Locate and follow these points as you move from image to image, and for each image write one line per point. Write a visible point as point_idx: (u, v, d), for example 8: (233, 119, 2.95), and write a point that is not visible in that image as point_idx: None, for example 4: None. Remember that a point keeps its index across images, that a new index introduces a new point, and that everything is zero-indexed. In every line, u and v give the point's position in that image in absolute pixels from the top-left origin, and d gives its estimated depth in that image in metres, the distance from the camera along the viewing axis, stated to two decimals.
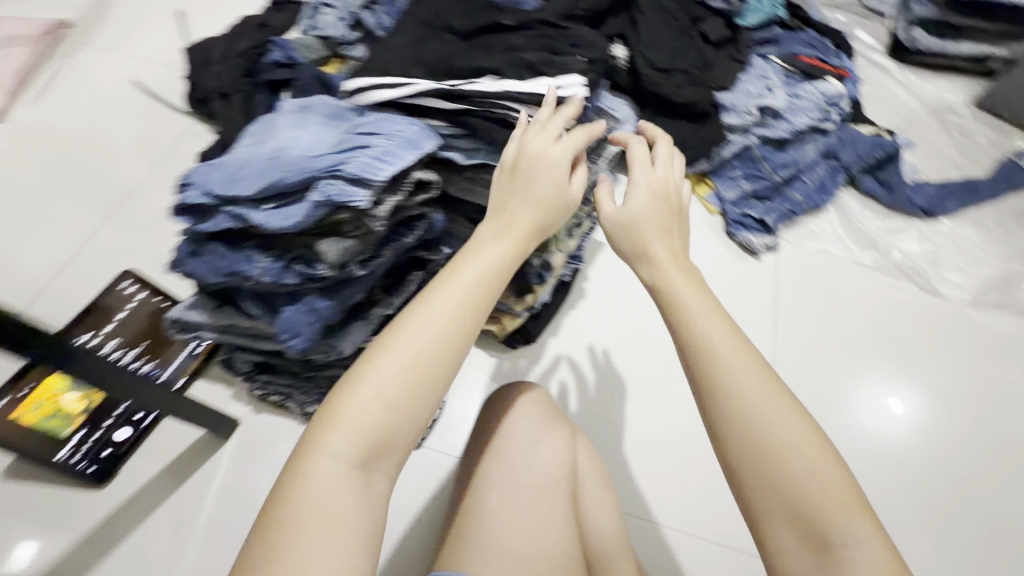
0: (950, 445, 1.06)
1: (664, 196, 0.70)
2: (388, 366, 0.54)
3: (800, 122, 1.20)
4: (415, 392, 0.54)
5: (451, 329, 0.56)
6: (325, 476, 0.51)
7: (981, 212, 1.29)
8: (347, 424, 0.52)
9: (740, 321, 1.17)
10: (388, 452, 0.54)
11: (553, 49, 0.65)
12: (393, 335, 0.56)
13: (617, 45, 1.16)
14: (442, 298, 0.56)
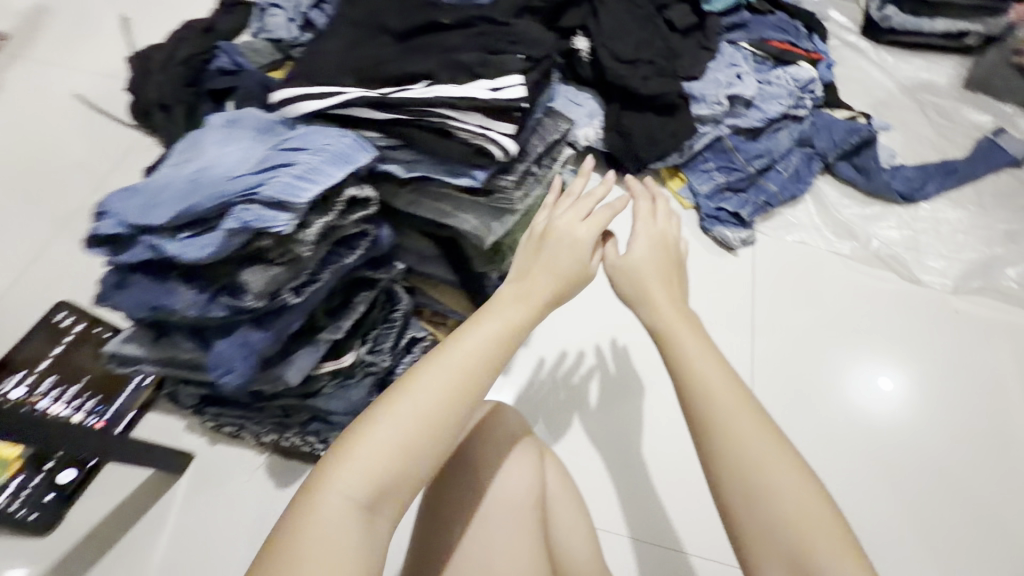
0: (939, 439, 1.03)
1: (664, 246, 0.72)
2: (403, 402, 0.54)
3: (771, 111, 1.16)
4: (431, 438, 0.54)
5: (466, 375, 0.57)
6: (333, 515, 0.49)
7: (960, 195, 1.26)
8: (357, 463, 0.51)
9: (718, 320, 1.13)
10: (396, 495, 0.53)
11: (491, 49, 0.60)
12: (410, 378, 0.56)
13: (579, 37, 1.12)
14: (461, 347, 0.58)
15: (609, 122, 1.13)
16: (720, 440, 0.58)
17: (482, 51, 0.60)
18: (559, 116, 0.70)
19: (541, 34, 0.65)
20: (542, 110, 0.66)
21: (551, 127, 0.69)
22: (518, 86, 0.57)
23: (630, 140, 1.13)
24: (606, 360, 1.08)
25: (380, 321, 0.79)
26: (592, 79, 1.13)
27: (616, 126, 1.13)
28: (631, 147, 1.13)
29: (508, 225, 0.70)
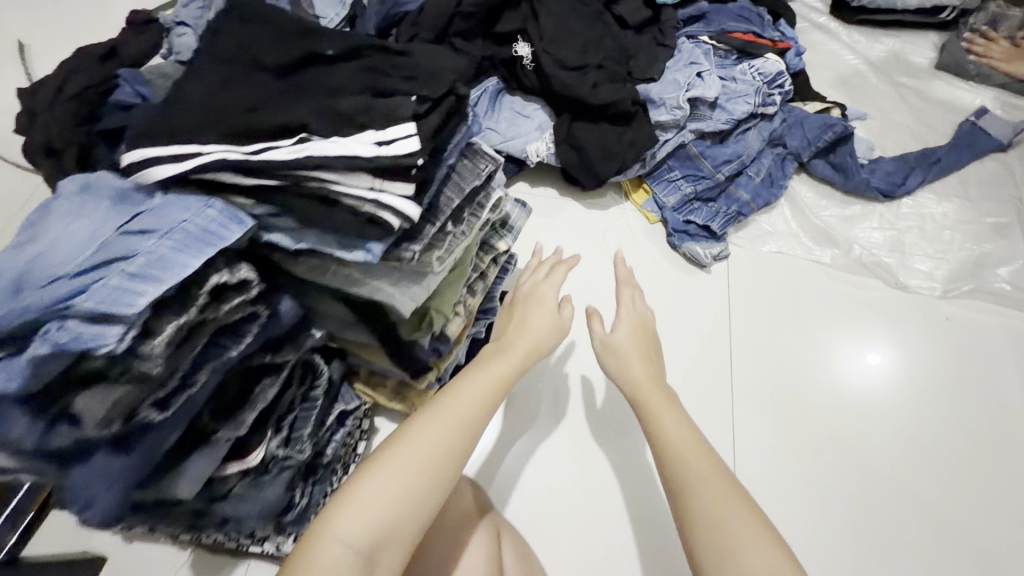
0: (940, 464, 0.94)
1: (642, 327, 0.80)
2: (407, 449, 0.56)
3: (737, 112, 1.06)
4: (433, 492, 0.55)
5: (467, 422, 0.59)
6: (334, 564, 0.49)
7: (945, 186, 1.18)
8: (361, 512, 0.52)
9: (694, 344, 1.03)
10: (396, 551, 0.52)
11: (380, 88, 0.49)
12: (414, 429, 0.57)
13: (520, 43, 1.01)
14: (463, 396, 0.61)
15: (559, 135, 1.03)
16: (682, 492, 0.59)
17: (369, 91, 0.49)
18: (481, 156, 0.58)
19: (446, 61, 0.54)
20: (456, 154, 0.54)
21: (472, 171, 0.57)
22: (412, 138, 0.45)
23: (584, 154, 1.02)
24: (575, 398, 0.94)
25: (299, 401, 0.68)
26: (539, 88, 1.02)
27: (567, 139, 1.03)
28: (586, 162, 1.02)
29: (430, 289, 0.59)
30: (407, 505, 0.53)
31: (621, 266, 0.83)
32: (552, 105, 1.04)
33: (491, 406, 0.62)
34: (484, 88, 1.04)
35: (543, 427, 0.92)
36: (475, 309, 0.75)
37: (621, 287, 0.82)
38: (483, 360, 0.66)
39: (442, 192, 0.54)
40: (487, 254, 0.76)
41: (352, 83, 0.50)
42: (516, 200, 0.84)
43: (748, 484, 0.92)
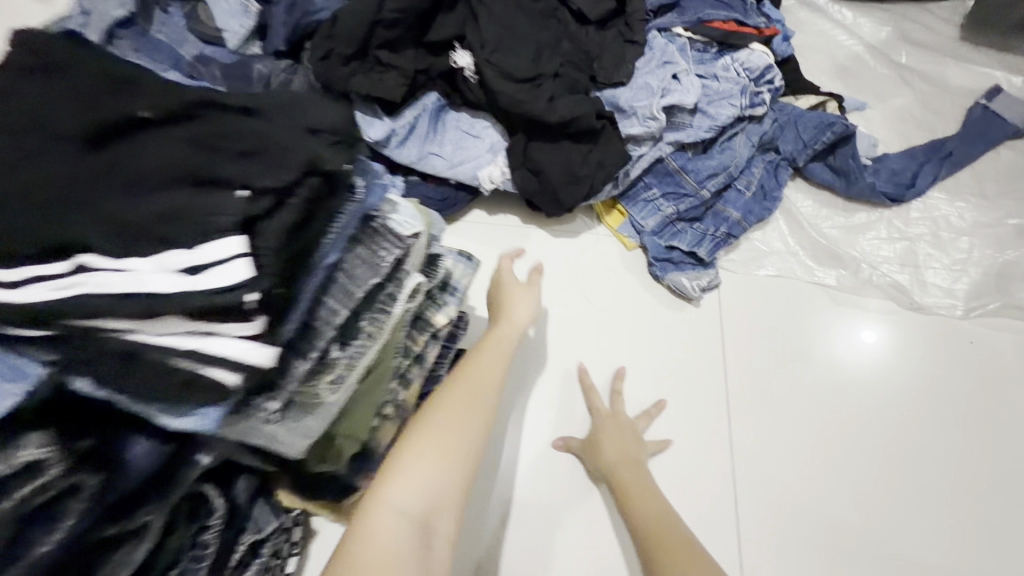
0: (982, 522, 0.79)
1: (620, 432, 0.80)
2: (444, 414, 0.55)
3: (721, 116, 0.91)
4: (475, 454, 0.55)
5: (491, 382, 0.60)
6: (392, 535, 0.48)
7: (959, 183, 1.03)
8: (412, 480, 0.51)
9: (688, 393, 0.87)
10: (449, 515, 0.52)
11: (200, 173, 0.33)
12: (446, 401, 0.57)
13: (459, 51, 0.84)
14: (482, 361, 0.61)
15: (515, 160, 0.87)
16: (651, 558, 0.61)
17: (183, 179, 0.33)
18: (379, 241, 0.43)
19: (313, 119, 0.38)
20: (336, 252, 0.39)
21: (366, 267, 0.41)
22: (241, 260, 0.30)
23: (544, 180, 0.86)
24: (548, 473, 0.80)
25: (186, 549, 0.52)
26: (486, 103, 0.86)
27: (527, 161, 0.87)
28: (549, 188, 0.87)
29: (325, 423, 0.44)
30: (453, 465, 0.53)
31: (587, 376, 0.85)
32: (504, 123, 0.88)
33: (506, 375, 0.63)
34: (423, 105, 0.87)
35: (520, 497, 0.79)
36: (410, 404, 0.61)
37: (591, 396, 0.83)
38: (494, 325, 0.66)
39: (320, 306, 0.38)
40: (421, 335, 0.60)
41: (158, 168, 0.33)
42: (460, 253, 0.69)
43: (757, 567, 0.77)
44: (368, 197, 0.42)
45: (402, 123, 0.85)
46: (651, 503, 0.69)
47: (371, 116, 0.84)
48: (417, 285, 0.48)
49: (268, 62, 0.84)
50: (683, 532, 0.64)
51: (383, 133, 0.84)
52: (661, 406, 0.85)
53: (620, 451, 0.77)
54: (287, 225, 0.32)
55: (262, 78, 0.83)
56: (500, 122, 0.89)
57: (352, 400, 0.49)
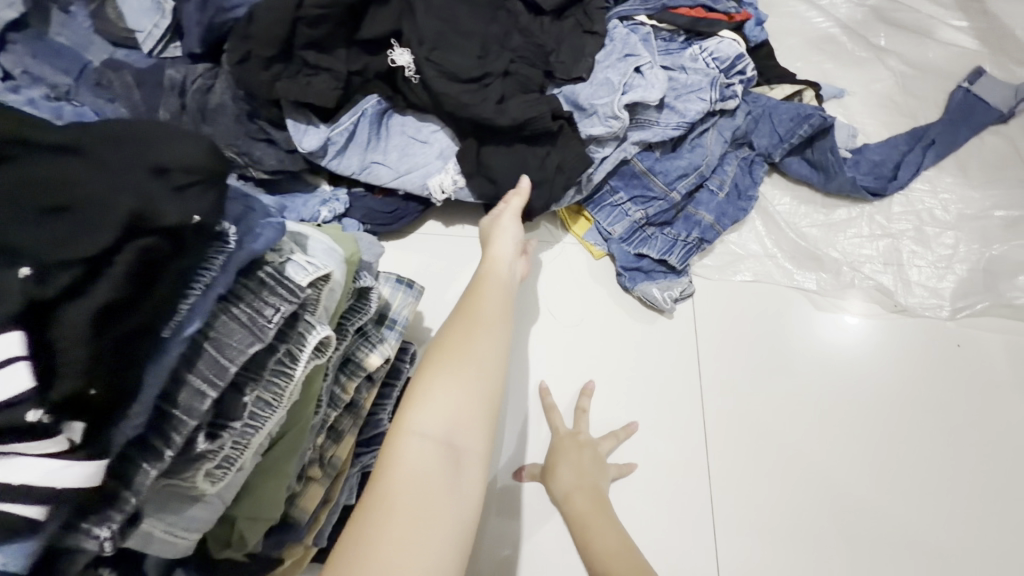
0: (977, 540, 0.74)
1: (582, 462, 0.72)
2: (454, 340, 0.53)
3: (689, 112, 0.84)
4: (492, 370, 0.51)
5: (496, 308, 0.57)
6: (417, 459, 0.45)
7: (942, 173, 0.98)
8: (429, 404, 0.48)
9: (664, 409, 0.81)
10: (477, 429, 0.48)
11: None
12: (450, 330, 0.54)
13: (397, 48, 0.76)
14: (484, 292, 0.59)
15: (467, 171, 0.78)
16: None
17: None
18: (266, 295, 0.36)
19: (156, 156, 0.30)
20: (200, 319, 0.31)
21: (245, 330, 0.34)
22: (20, 365, 0.23)
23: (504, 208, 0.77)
24: (513, 509, 0.73)
25: None
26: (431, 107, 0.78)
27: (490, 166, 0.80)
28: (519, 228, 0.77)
29: (212, 515, 0.37)
30: (469, 385, 0.50)
31: (546, 397, 0.78)
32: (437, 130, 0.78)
33: (508, 300, 0.60)
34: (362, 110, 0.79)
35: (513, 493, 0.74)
36: (341, 459, 0.54)
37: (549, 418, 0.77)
38: (489, 261, 0.64)
39: (181, 387, 0.31)
40: (351, 380, 0.53)
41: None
42: (398, 279, 0.62)
43: None
44: (250, 243, 0.34)
45: (339, 130, 0.77)
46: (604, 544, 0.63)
47: (304, 124, 0.75)
48: (327, 337, 0.40)
49: (182, 66, 0.75)
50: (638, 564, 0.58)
51: (318, 142, 0.75)
52: (629, 429, 0.78)
53: (578, 479, 0.70)
54: (97, 306, 0.25)
55: (175, 86, 0.73)
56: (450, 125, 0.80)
57: (256, 474, 0.42)
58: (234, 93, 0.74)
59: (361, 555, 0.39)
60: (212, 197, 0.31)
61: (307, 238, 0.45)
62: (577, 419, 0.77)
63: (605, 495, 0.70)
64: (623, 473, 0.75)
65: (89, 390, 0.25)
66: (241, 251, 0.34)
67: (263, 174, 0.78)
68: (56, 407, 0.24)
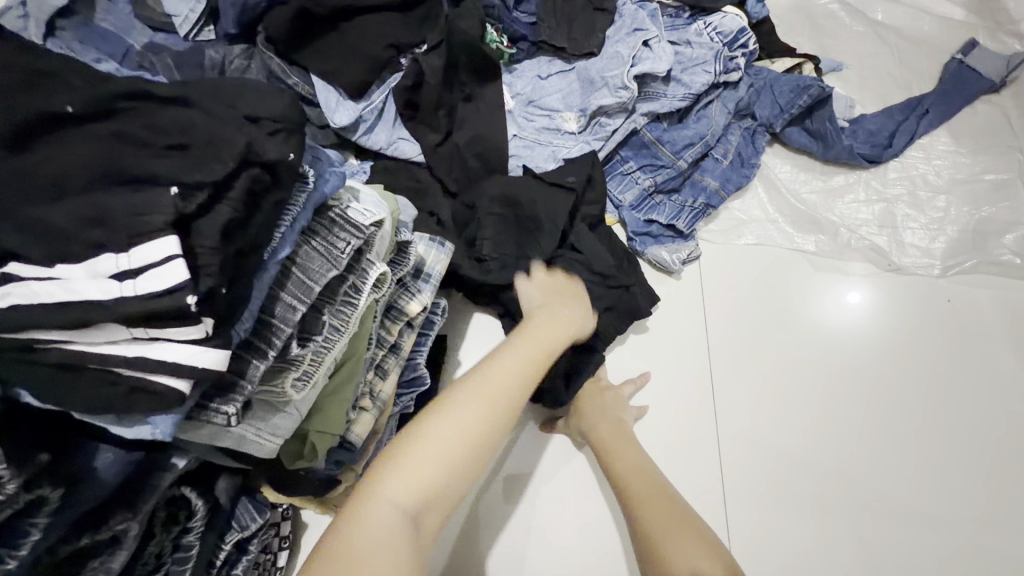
0: (963, 487, 0.80)
1: (600, 392, 0.79)
2: (455, 414, 0.56)
3: (695, 84, 0.89)
4: (476, 461, 0.55)
5: (507, 392, 0.60)
6: (383, 523, 0.50)
7: (935, 142, 1.03)
8: (411, 474, 0.53)
9: (674, 363, 0.87)
10: (438, 509, 0.53)
11: (126, 172, 0.32)
12: (452, 402, 0.57)
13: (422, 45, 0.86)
14: (500, 369, 0.62)
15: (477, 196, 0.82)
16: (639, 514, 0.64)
17: (106, 179, 0.31)
18: (337, 232, 0.41)
19: (249, 107, 0.36)
20: (289, 246, 0.37)
21: (323, 258, 0.40)
22: (178, 261, 0.29)
23: (519, 243, 0.79)
24: (538, 452, 0.79)
25: (169, 552, 0.53)
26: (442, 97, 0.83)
27: (520, 162, 0.86)
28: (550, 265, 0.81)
29: (292, 423, 0.43)
30: (450, 470, 0.54)
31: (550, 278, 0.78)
32: (447, 122, 0.84)
33: (522, 384, 0.62)
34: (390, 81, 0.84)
35: (535, 440, 0.80)
36: (388, 394, 0.59)
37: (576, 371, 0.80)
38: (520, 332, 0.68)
39: (275, 302, 0.37)
40: (395, 324, 0.59)
41: (72, 168, 0.31)
42: (431, 238, 0.67)
43: (743, 525, 0.78)
44: (322, 186, 0.41)
45: (370, 108, 0.82)
46: (627, 461, 0.70)
47: (337, 100, 0.81)
48: (381, 275, 0.46)
49: (221, 47, 0.80)
50: (667, 490, 0.66)
51: (349, 118, 0.81)
52: (645, 377, 0.84)
53: (601, 413, 0.76)
54: (224, 221, 0.31)
55: (215, 64, 0.79)
56: (472, 101, 0.87)
57: (324, 394, 0.48)
58: (268, 69, 0.81)
59: None
60: (295, 142, 0.36)
61: (359, 191, 0.51)
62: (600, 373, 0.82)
63: (627, 426, 0.76)
64: (642, 414, 0.82)
65: (220, 289, 0.31)
66: (316, 193, 0.40)
67: None
68: (202, 296, 0.30)
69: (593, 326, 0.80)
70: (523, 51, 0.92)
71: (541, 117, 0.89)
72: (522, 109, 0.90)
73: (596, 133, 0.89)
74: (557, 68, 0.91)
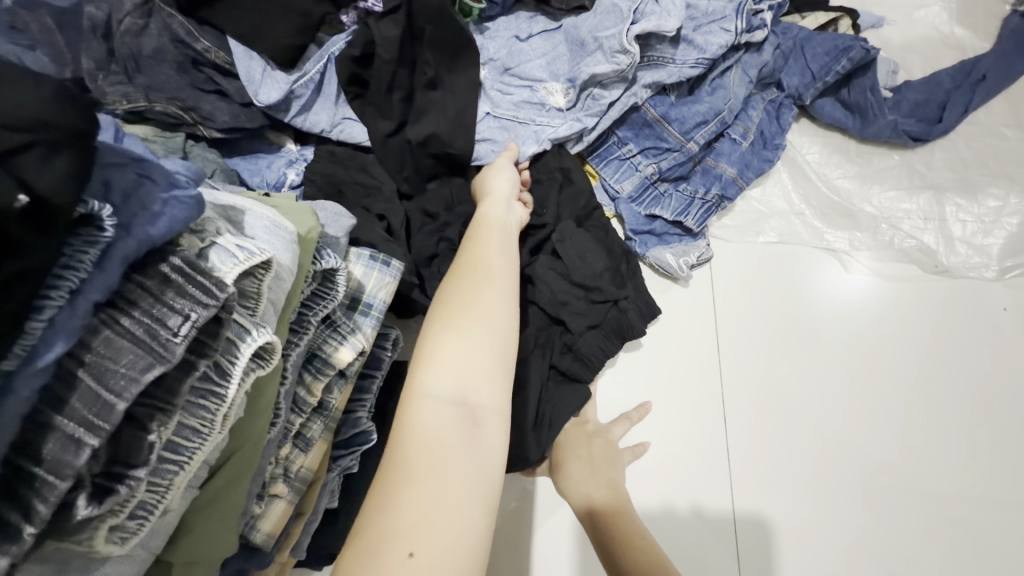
0: (1011, 522, 0.68)
1: (585, 439, 0.66)
2: (461, 290, 0.51)
3: (711, 47, 0.71)
4: (502, 334, 0.49)
5: (501, 258, 0.55)
6: (435, 418, 0.44)
7: (991, 115, 0.87)
8: (442, 363, 0.46)
9: (677, 386, 0.73)
10: (489, 381, 0.47)
11: None
12: (450, 283, 0.52)
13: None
14: (484, 242, 0.56)
15: (437, 204, 0.68)
16: None
17: None
18: (171, 299, 0.26)
19: None
20: (64, 341, 0.23)
21: (139, 349, 0.25)
22: None
23: None
24: (523, 501, 0.67)
25: None
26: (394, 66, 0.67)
27: (495, 147, 0.69)
28: (523, 277, 0.68)
29: (133, 572, 0.30)
30: (479, 340, 0.48)
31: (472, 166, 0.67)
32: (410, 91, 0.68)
33: (507, 239, 0.58)
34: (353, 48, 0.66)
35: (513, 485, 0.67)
36: (311, 470, 0.46)
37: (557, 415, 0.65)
38: (489, 198, 0.62)
39: (47, 435, 0.23)
40: (318, 381, 0.45)
41: None
42: (373, 255, 0.52)
43: (799, 533, 0.68)
44: (143, 227, 0.26)
45: (303, 80, 0.65)
46: (615, 535, 0.57)
47: (259, 73, 0.63)
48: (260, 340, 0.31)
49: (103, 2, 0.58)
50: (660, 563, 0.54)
51: (279, 94, 0.63)
52: (643, 409, 0.71)
53: (587, 472, 0.63)
54: None
55: (97, 26, 0.56)
56: (437, 89, 0.69)
57: (197, 507, 0.34)
58: (173, 34, 0.59)
59: (389, 522, 0.39)
60: (61, 165, 0.22)
61: (244, 213, 0.36)
62: (587, 413, 0.69)
63: (621, 487, 0.64)
64: (637, 455, 0.69)
65: None
66: (126, 242, 0.25)
67: (214, 134, 0.63)
68: None
69: (575, 350, 0.67)
70: (498, 4, 0.73)
71: (523, 91, 0.72)
72: (499, 80, 0.72)
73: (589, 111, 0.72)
74: (540, 28, 0.74)
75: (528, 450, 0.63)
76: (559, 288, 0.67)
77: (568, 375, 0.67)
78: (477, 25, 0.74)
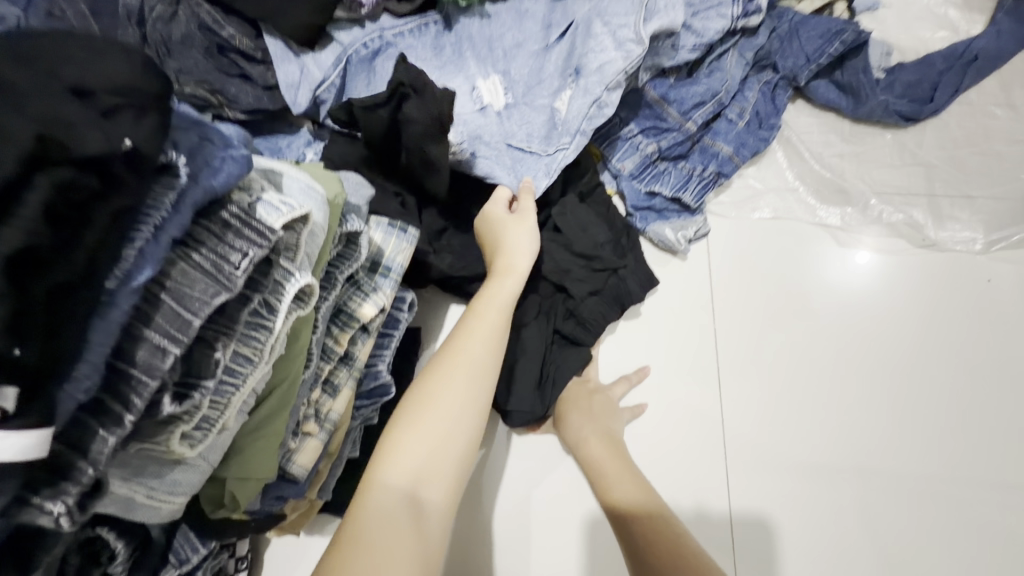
0: (989, 483, 0.73)
1: (587, 392, 0.72)
2: (441, 377, 0.52)
3: (708, 32, 0.75)
4: (465, 435, 0.50)
5: (493, 344, 0.55)
6: (386, 506, 0.45)
7: (982, 95, 0.89)
8: (405, 454, 0.48)
9: (675, 352, 0.78)
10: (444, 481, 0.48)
11: None
12: (436, 364, 0.53)
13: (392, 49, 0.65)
14: (481, 318, 0.56)
15: None
16: (626, 528, 0.61)
17: None
18: (232, 239, 0.31)
19: (73, 72, 0.25)
20: (152, 267, 0.27)
21: (209, 279, 0.30)
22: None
23: None
24: (529, 456, 0.72)
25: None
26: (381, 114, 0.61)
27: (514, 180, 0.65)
28: None
29: (197, 478, 0.35)
30: (446, 433, 0.49)
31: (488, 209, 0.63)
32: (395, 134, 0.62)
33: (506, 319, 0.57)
34: (379, 57, 0.68)
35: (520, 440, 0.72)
36: (341, 414, 0.50)
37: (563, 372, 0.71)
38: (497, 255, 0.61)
39: (138, 344, 0.28)
40: (344, 332, 0.50)
41: None
42: (390, 223, 0.57)
43: (785, 489, 0.73)
44: (207, 179, 0.30)
45: (326, 86, 0.67)
46: (611, 476, 0.65)
47: (288, 79, 0.66)
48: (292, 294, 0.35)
49: None
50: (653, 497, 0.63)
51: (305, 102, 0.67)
52: (642, 372, 0.76)
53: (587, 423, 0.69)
54: (8, 252, 0.22)
55: (131, 13, 0.62)
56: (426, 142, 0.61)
57: (245, 432, 0.39)
58: (201, 22, 0.63)
59: None
60: (149, 121, 0.27)
61: (282, 175, 0.40)
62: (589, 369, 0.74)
63: (619, 438, 0.69)
64: (635, 415, 0.74)
65: (12, 351, 0.22)
66: (195, 188, 0.29)
67: (239, 115, 0.68)
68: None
69: (577, 316, 0.71)
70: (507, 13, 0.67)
71: (542, 93, 0.68)
72: (522, 80, 0.69)
73: (596, 115, 0.66)
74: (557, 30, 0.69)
75: (534, 406, 0.68)
76: (562, 259, 0.71)
77: (570, 339, 0.72)
78: (501, 16, 0.70)
